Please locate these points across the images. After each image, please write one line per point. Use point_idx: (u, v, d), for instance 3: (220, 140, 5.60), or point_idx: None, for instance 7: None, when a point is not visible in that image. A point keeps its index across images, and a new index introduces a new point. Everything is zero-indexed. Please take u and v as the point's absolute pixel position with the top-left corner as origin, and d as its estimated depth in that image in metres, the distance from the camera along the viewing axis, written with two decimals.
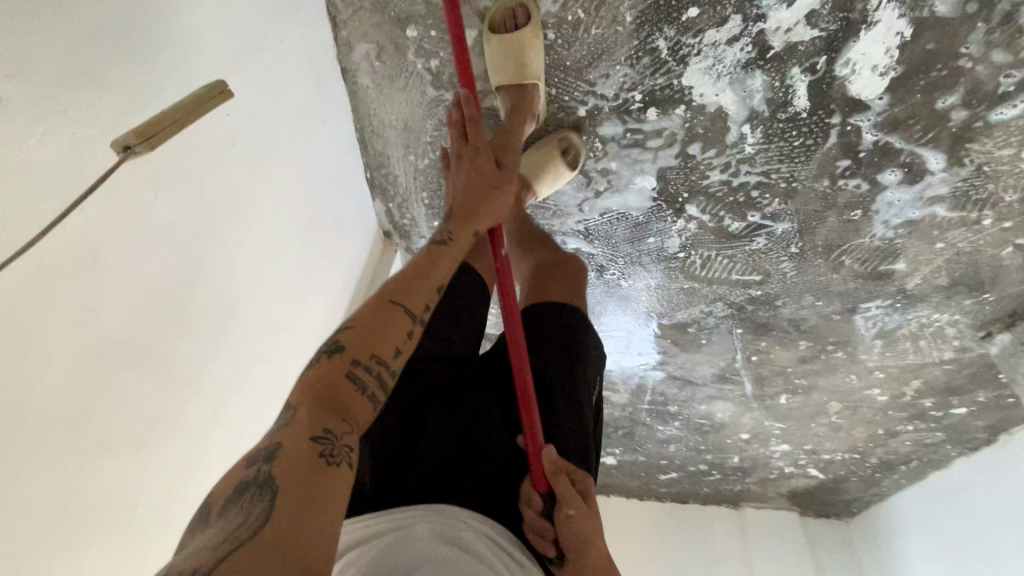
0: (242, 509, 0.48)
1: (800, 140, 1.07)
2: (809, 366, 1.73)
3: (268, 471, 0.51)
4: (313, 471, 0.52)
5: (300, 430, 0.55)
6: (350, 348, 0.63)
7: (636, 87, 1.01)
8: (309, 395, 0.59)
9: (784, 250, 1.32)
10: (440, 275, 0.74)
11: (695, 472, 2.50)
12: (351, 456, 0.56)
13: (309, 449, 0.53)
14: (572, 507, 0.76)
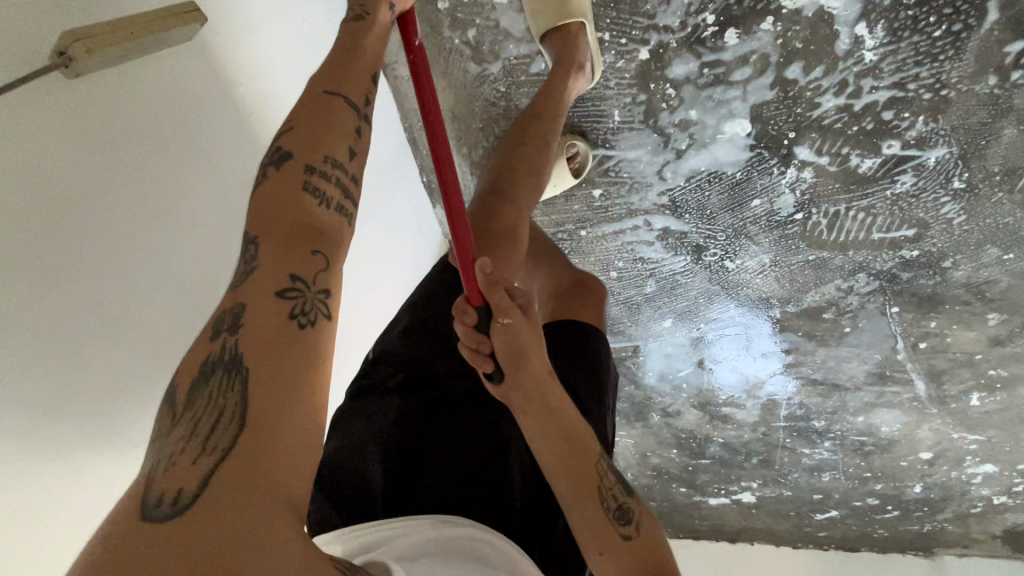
0: (213, 397, 0.43)
1: (943, 27, 0.82)
2: (1007, 350, 1.31)
3: (234, 344, 0.45)
4: (283, 331, 0.47)
5: (262, 280, 0.49)
6: (299, 153, 0.57)
7: (705, 6, 0.85)
8: (262, 229, 0.52)
9: (943, 188, 1.01)
10: (365, 142, 0.63)
11: (863, 508, 2.01)
12: (327, 307, 0.51)
13: (274, 303, 0.48)
14: (507, 315, 0.58)
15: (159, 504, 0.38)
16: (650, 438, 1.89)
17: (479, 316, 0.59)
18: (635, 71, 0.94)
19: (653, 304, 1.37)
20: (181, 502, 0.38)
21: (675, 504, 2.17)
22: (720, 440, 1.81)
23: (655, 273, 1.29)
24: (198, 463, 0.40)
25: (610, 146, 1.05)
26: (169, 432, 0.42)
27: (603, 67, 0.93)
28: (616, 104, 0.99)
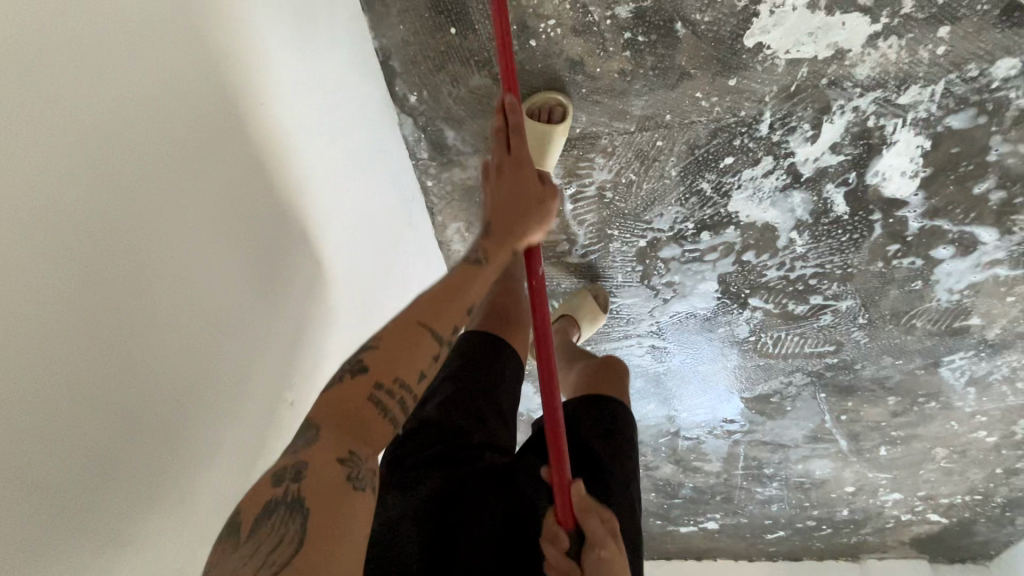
0: (276, 526, 0.46)
1: (847, 235, 1.18)
2: (904, 419, 1.72)
3: (298, 490, 0.49)
4: (338, 494, 0.50)
5: (323, 454, 0.52)
6: (376, 369, 0.59)
7: (687, 219, 1.17)
8: (331, 412, 0.56)
9: (852, 322, 1.39)
10: (469, 296, 0.69)
11: (803, 528, 2.44)
12: (371, 480, 0.54)
13: (334, 470, 0.51)
14: (602, 546, 0.66)
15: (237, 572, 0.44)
16: None
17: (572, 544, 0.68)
18: (636, 251, 1.25)
19: (641, 393, 1.71)
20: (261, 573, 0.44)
21: (652, 533, 2.54)
22: (690, 484, 2.17)
23: (644, 373, 1.62)
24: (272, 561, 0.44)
25: (614, 295, 1.36)
26: (231, 554, 0.46)
27: (612, 249, 1.25)
28: (620, 270, 1.30)
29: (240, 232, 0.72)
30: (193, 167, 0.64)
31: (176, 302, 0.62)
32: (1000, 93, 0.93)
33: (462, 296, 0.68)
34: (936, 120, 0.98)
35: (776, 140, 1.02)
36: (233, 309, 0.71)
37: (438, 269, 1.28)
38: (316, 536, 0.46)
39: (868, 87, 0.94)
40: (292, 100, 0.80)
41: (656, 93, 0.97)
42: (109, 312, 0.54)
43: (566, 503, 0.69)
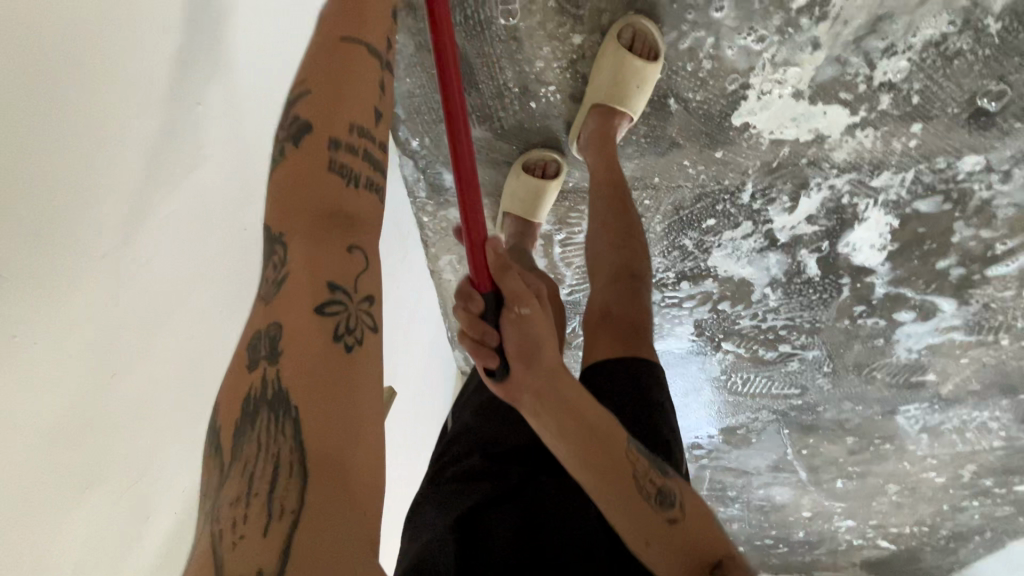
0: (264, 442, 0.42)
1: (817, 294, 1.25)
2: (860, 456, 1.82)
3: (275, 376, 0.44)
4: (331, 368, 0.46)
5: (297, 300, 0.47)
6: (307, 222, 0.51)
7: (669, 269, 1.23)
8: (286, 219, 0.51)
9: (818, 370, 1.47)
10: (364, 105, 0.56)
11: (761, 545, 2.56)
12: (371, 319, 0.50)
13: (318, 322, 0.47)
14: (523, 303, 0.52)
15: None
16: None
17: (488, 306, 0.52)
18: None
19: None
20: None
21: None
22: None
23: None
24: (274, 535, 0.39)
25: None
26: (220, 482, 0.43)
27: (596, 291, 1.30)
28: None
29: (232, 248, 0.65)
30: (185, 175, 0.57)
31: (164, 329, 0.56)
32: (964, 184, 1.00)
33: (369, 10, 0.60)
34: (904, 202, 1.04)
35: (755, 208, 1.08)
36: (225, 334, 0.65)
37: (432, 303, 1.34)
38: (318, 461, 0.42)
39: (843, 169, 1.00)
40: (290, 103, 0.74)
41: (646, 158, 1.02)
42: (85, 340, 0.48)
43: (480, 258, 0.51)
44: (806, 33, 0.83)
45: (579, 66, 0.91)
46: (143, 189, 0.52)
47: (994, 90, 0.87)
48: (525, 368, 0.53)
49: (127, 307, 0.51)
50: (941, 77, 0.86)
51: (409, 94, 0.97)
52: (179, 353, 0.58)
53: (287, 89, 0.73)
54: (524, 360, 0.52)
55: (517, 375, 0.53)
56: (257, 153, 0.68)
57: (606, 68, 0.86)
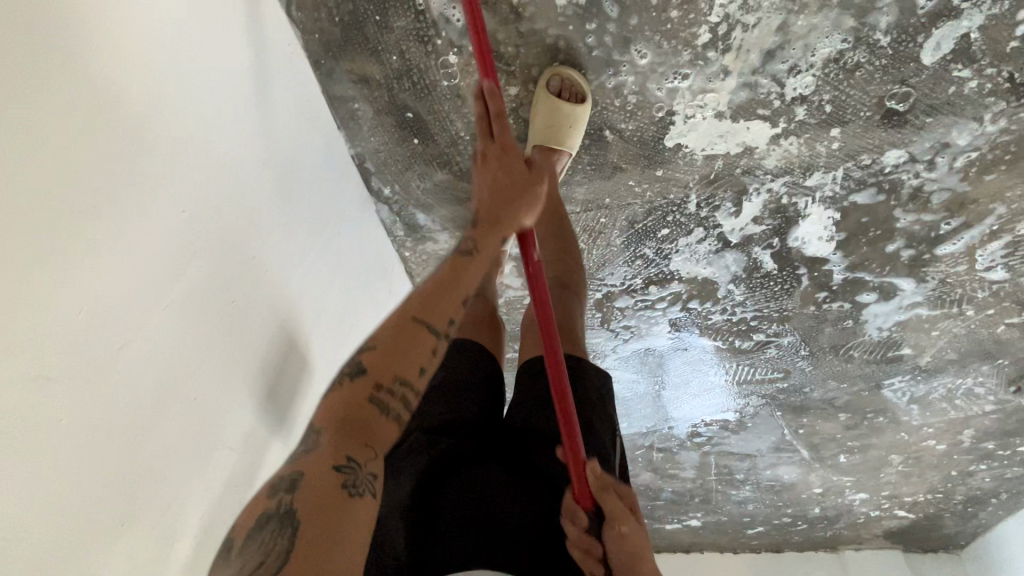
0: (271, 543, 0.50)
1: (778, 285, 1.33)
2: (857, 431, 1.88)
3: (291, 502, 0.52)
4: (336, 498, 0.53)
5: (319, 463, 0.55)
6: (373, 372, 0.62)
7: (636, 276, 1.33)
8: (335, 418, 0.59)
9: (796, 354, 1.54)
10: (466, 289, 0.71)
11: (781, 524, 2.62)
12: (373, 486, 0.57)
13: (333, 478, 0.54)
14: (623, 523, 0.74)
15: None
16: None
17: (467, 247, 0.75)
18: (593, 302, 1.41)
19: None
20: None
21: None
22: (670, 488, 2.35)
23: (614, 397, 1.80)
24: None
25: None
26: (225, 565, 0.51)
27: None
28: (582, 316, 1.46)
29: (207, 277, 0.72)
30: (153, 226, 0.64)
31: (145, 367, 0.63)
32: (892, 175, 1.07)
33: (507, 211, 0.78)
34: (840, 197, 1.12)
35: (703, 215, 1.17)
36: (210, 349, 0.73)
37: None
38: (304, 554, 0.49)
39: (776, 174, 1.09)
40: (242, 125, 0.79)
41: (595, 182, 1.12)
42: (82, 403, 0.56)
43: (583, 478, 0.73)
44: (714, 64, 0.92)
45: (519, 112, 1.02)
46: (134, 243, 0.62)
47: (899, 92, 0.95)
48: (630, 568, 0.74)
49: (131, 342, 0.61)
50: (847, 87, 0.94)
51: (375, 149, 1.09)
52: (177, 359, 0.68)
53: (255, 127, 0.82)
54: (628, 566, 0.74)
55: None
56: (221, 181, 0.75)
57: (544, 109, 0.96)
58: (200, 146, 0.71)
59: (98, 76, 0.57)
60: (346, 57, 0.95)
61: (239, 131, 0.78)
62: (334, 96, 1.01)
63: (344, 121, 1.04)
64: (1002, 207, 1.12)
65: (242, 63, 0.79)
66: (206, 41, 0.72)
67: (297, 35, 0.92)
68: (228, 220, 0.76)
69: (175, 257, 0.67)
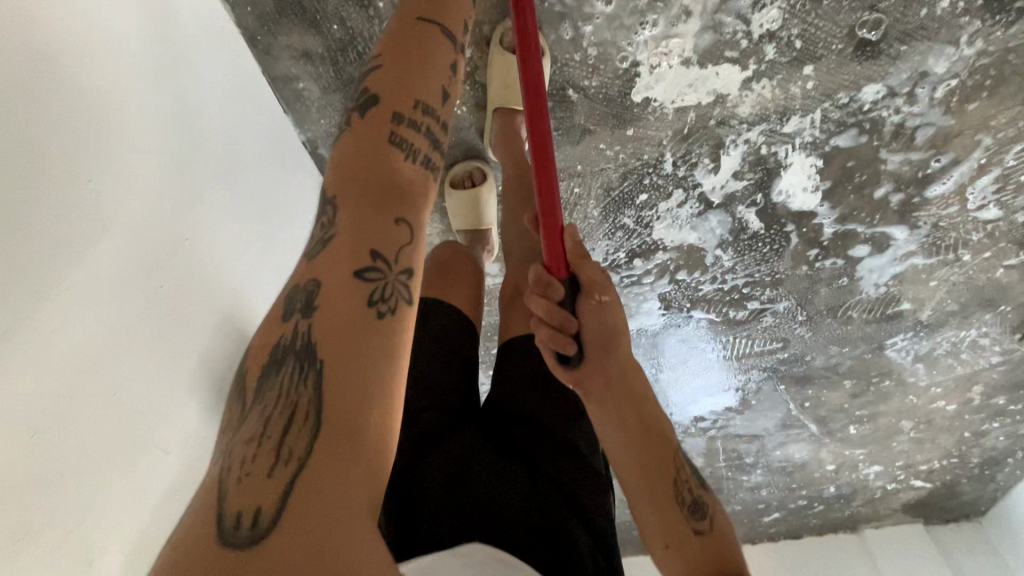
0: (285, 394, 0.43)
1: (767, 246, 1.27)
2: (864, 399, 1.81)
3: (308, 336, 0.45)
4: (361, 334, 0.46)
5: (336, 282, 0.48)
6: (375, 182, 0.54)
7: (618, 250, 1.26)
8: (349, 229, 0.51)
9: (793, 320, 1.48)
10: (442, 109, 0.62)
11: (797, 508, 2.54)
12: (406, 296, 0.50)
13: (353, 306, 0.47)
14: (604, 292, 0.67)
15: (236, 529, 0.36)
16: None
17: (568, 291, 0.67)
18: None
19: None
20: (263, 523, 0.36)
21: None
22: None
23: None
24: (276, 475, 0.38)
25: None
26: (236, 429, 0.43)
27: None
28: None
29: (133, 267, 0.67)
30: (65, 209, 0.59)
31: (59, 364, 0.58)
32: (872, 113, 1.03)
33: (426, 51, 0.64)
34: (821, 142, 1.07)
35: (681, 175, 1.11)
36: (136, 342, 0.67)
37: None
38: (336, 416, 0.42)
39: (752, 122, 1.03)
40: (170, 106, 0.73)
41: (564, 149, 1.06)
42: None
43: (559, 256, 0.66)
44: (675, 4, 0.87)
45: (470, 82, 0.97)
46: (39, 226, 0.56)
47: (870, 19, 0.90)
48: (600, 355, 0.67)
49: (37, 335, 0.56)
50: (815, 19, 0.90)
51: (327, 132, 1.02)
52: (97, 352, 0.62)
53: (187, 105, 0.76)
54: (599, 349, 0.67)
55: (594, 363, 0.68)
56: (146, 159, 0.69)
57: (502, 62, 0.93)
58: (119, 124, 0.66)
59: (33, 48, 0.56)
60: (284, 30, 0.89)
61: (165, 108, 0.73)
62: (276, 75, 0.94)
63: (289, 103, 0.98)
64: (988, 138, 1.08)
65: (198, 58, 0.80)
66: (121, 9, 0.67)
67: (226, 8, 0.86)
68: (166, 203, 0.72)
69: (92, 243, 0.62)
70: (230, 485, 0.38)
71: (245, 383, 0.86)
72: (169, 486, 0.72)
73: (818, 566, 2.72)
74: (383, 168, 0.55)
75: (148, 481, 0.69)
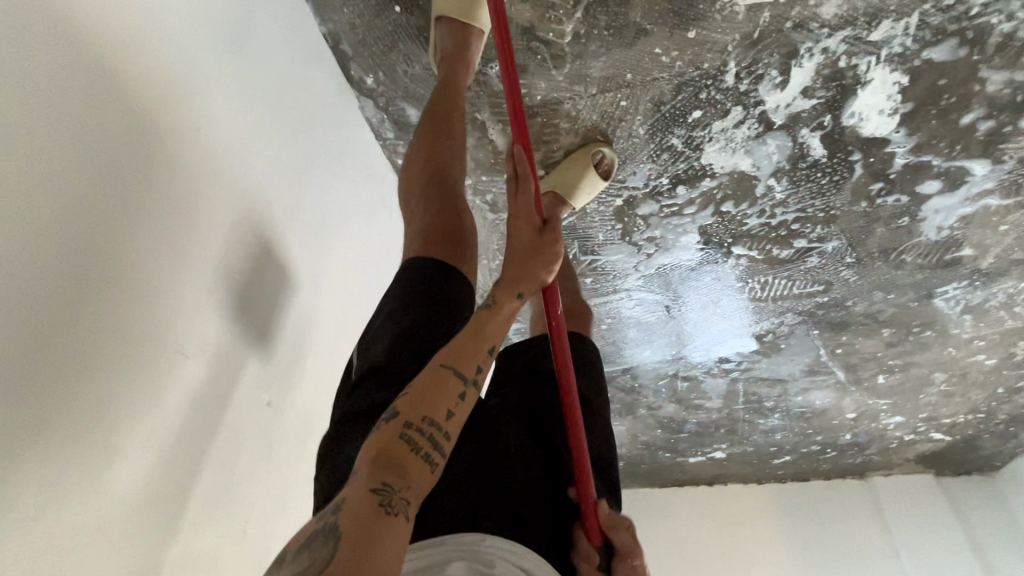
0: (314, 556, 0.45)
1: (827, 177, 1.16)
2: (900, 348, 1.74)
3: (335, 522, 0.47)
4: (375, 516, 0.48)
5: (358, 486, 0.50)
6: (404, 410, 0.56)
7: (662, 175, 1.16)
8: (376, 452, 0.53)
9: (840, 262, 1.39)
10: (490, 336, 0.64)
11: (809, 452, 2.55)
12: (407, 506, 0.51)
13: (369, 498, 0.49)
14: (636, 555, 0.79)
15: None
16: (639, 424, 2.34)
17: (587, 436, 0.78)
18: (614, 209, 1.25)
19: (637, 342, 1.76)
20: None
21: (664, 464, 2.73)
22: (694, 420, 2.26)
23: (636, 323, 1.67)
24: None
25: (598, 252, 1.38)
26: (276, 573, 0.46)
27: (591, 209, 1.25)
28: (601, 228, 1.31)
29: (178, 211, 0.62)
30: (102, 147, 0.53)
31: (117, 313, 0.54)
32: (979, 19, 0.88)
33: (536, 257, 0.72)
34: (911, 55, 0.93)
35: (743, 89, 0.99)
36: (189, 292, 0.63)
37: None
38: (346, 574, 0.44)
39: (835, 27, 0.90)
40: (202, 25, 0.66)
41: (613, 53, 0.94)
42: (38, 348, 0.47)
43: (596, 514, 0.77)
44: None
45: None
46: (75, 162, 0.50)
47: None
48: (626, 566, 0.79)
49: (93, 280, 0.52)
50: None
51: (351, 24, 0.91)
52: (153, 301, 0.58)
53: (219, 22, 0.68)
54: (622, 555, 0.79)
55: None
56: (183, 88, 0.63)
57: (578, 168, 1.09)
58: (150, 43, 0.59)
59: None
60: None
61: (197, 27, 0.65)
62: None
63: None
64: None
65: None
66: None
67: None
68: (207, 140, 0.66)
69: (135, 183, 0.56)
70: None
71: (268, 285, 0.75)
72: (205, 415, 0.65)
73: (824, 509, 2.77)
74: (436, 394, 0.58)
75: (170, 381, 0.60)
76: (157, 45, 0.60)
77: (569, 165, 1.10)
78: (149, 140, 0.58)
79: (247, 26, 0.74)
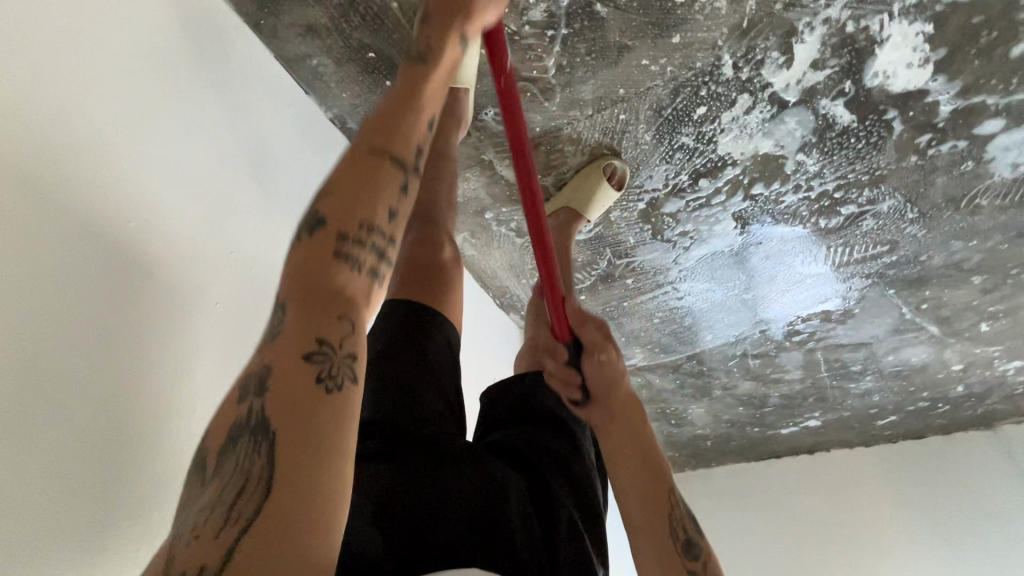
0: (242, 462, 0.38)
1: (863, 140, 1.08)
2: (999, 293, 1.56)
3: (263, 408, 0.39)
4: (308, 398, 0.39)
5: (288, 348, 0.41)
6: (336, 220, 0.45)
7: (680, 173, 1.14)
8: (308, 288, 0.43)
9: (901, 219, 1.28)
10: (418, 136, 0.51)
11: (917, 409, 2.35)
12: (354, 372, 0.42)
13: (304, 371, 0.40)
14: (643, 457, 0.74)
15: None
16: (718, 404, 2.28)
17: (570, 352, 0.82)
18: (638, 213, 1.24)
19: (695, 329, 1.72)
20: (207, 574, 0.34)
21: (754, 438, 2.64)
22: (777, 393, 2.17)
23: (689, 312, 1.63)
24: (225, 536, 0.35)
25: (633, 254, 1.37)
26: (201, 487, 0.39)
27: (615, 217, 1.25)
28: (630, 232, 1.30)
29: (229, 337, 0.75)
30: (163, 298, 0.67)
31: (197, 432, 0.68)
32: None
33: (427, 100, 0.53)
34: (930, 2, 0.85)
35: (745, 77, 0.95)
36: None
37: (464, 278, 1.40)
38: (284, 480, 0.37)
39: None
40: (237, 177, 0.81)
41: (601, 74, 0.94)
42: (139, 471, 0.61)
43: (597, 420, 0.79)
44: None
45: (505, 23, 0.86)
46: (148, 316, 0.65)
47: None
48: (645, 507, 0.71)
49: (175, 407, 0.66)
50: None
51: (352, 106, 0.99)
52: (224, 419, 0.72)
53: (252, 168, 0.83)
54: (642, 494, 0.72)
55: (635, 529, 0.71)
56: (223, 233, 0.77)
57: (594, 183, 1.10)
58: (193, 201, 0.74)
59: (105, 151, 0.64)
60: (285, 9, 0.84)
61: (232, 181, 0.80)
62: (291, 59, 0.91)
63: (308, 83, 0.95)
64: None
65: (249, 110, 0.84)
66: (182, 91, 0.74)
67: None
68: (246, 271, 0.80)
69: (193, 323, 0.70)
70: (182, 544, 0.36)
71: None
72: None
73: (946, 466, 2.54)
74: (369, 237, 0.46)
75: None
76: (199, 202, 0.74)
77: (585, 180, 1.10)
78: (200, 283, 0.72)
79: (277, 165, 0.88)
